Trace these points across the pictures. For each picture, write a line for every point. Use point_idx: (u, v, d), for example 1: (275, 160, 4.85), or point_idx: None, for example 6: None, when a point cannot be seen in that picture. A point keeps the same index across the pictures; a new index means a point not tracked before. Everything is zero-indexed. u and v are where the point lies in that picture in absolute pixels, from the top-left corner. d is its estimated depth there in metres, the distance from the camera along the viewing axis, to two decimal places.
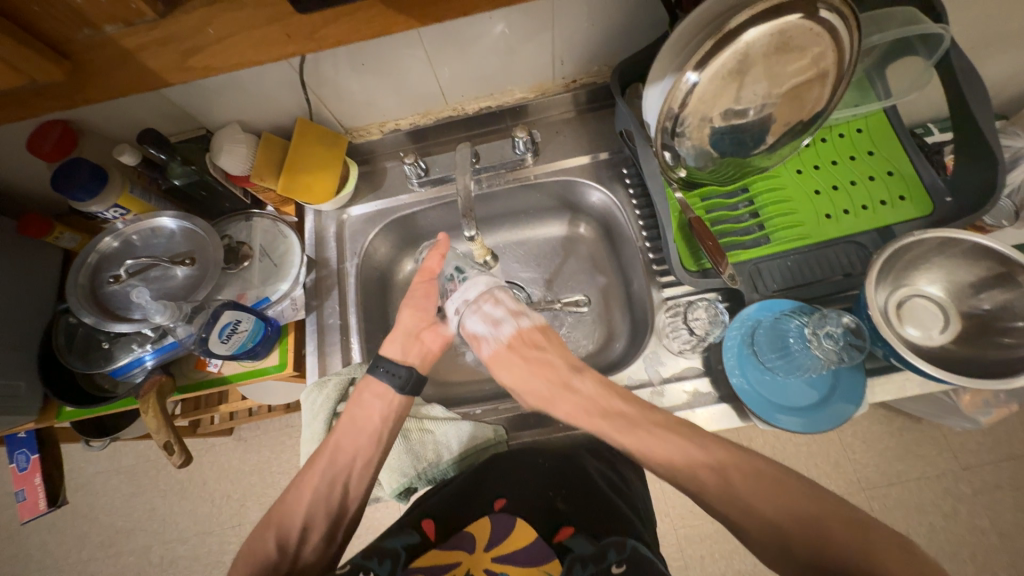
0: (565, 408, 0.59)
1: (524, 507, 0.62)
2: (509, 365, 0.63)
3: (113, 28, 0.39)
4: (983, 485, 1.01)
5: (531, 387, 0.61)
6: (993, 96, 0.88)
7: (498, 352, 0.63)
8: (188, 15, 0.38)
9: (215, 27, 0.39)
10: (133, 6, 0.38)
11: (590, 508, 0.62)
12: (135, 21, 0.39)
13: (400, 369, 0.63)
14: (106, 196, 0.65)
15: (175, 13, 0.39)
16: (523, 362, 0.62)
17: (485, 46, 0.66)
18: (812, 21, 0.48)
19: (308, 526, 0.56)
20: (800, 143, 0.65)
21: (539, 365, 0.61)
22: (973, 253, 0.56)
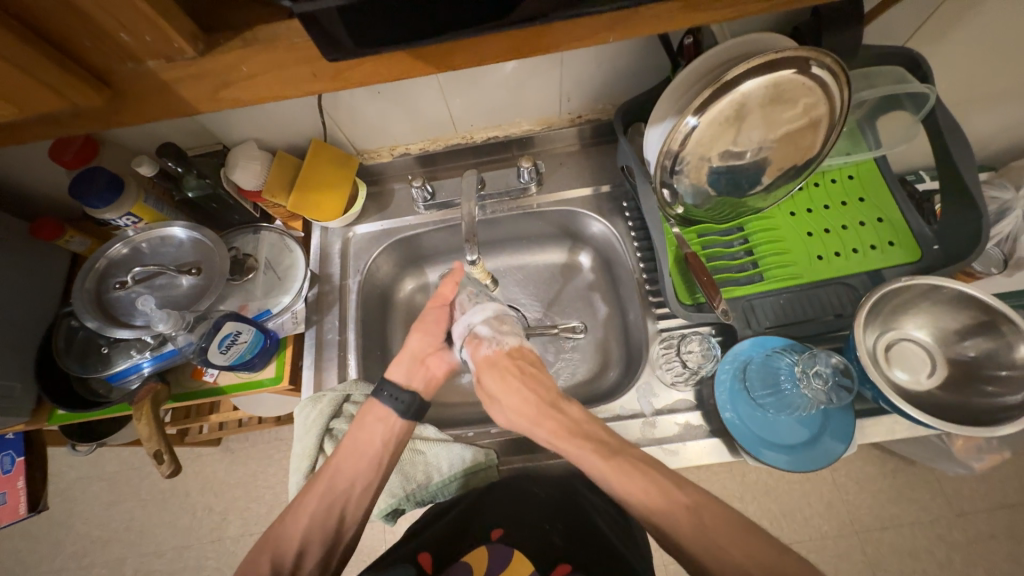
0: (545, 426, 0.59)
1: (522, 540, 0.61)
2: (497, 374, 0.64)
3: (153, 63, 0.35)
4: (978, 533, 0.99)
5: (514, 400, 0.62)
6: (982, 148, 0.91)
7: (495, 359, 0.65)
8: (225, 54, 0.35)
9: (249, 65, 0.36)
10: (175, 44, 0.33)
11: (588, 545, 0.60)
12: (175, 57, 0.34)
13: (403, 394, 0.63)
14: (120, 204, 0.67)
15: (215, 52, 0.35)
16: (512, 377, 0.63)
17: (496, 81, 0.70)
18: (804, 77, 0.51)
19: (304, 552, 0.56)
20: (794, 187, 0.68)
21: (529, 382, 0.63)
22: (958, 301, 0.57)
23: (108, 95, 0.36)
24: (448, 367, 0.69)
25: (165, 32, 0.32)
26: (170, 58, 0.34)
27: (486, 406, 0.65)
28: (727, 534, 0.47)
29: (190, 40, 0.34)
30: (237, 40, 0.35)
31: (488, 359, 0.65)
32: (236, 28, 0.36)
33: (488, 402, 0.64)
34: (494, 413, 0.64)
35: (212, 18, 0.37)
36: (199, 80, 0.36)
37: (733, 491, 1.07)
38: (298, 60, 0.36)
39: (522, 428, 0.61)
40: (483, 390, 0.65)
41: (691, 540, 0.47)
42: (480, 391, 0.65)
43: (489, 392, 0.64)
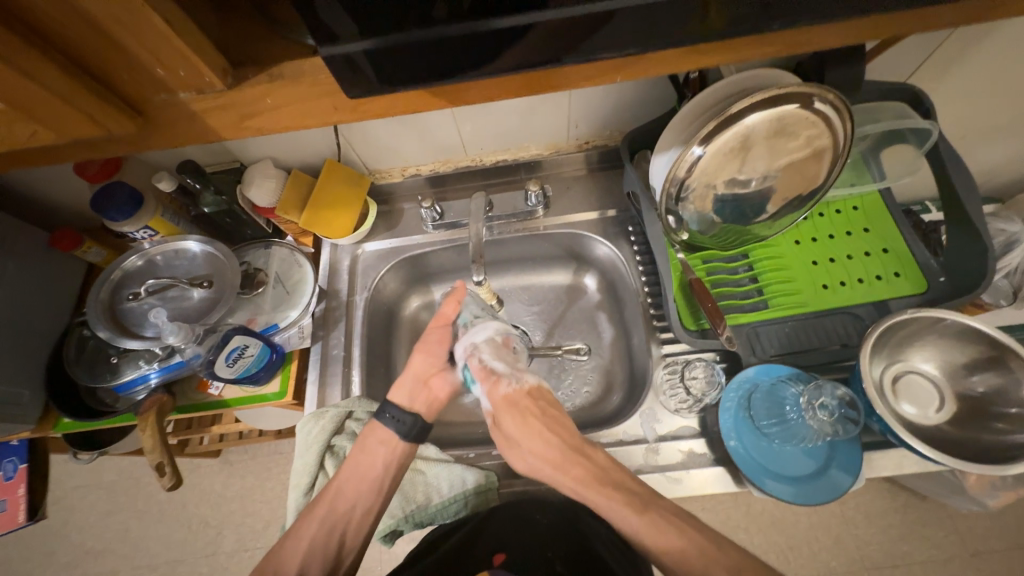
0: (570, 473, 0.58)
1: (524, 565, 0.59)
2: (515, 416, 0.62)
3: (184, 95, 0.37)
4: (993, 573, 0.96)
5: (535, 444, 0.60)
6: (987, 180, 0.92)
7: (510, 399, 0.63)
8: (251, 87, 0.37)
9: (274, 98, 0.38)
10: (207, 78, 0.35)
11: None
12: (207, 90, 0.37)
13: (405, 417, 0.63)
14: (139, 218, 0.69)
15: (242, 86, 0.37)
16: (531, 418, 0.62)
17: (506, 108, 0.72)
18: (807, 111, 0.52)
19: (303, 575, 0.56)
20: (798, 216, 0.68)
21: (550, 424, 0.62)
22: (965, 335, 0.57)
23: (140, 123, 0.38)
24: (450, 389, 0.68)
25: (198, 67, 0.34)
26: (201, 91, 0.37)
27: (504, 452, 0.62)
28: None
29: (219, 74, 0.36)
30: (263, 75, 0.37)
31: (505, 398, 0.63)
32: (263, 63, 0.38)
33: (506, 446, 0.62)
34: (513, 459, 0.62)
35: (240, 53, 0.40)
36: (227, 111, 0.38)
37: (738, 521, 1.05)
38: (320, 94, 0.38)
39: (544, 477, 0.60)
40: (501, 434, 0.63)
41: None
42: (498, 434, 0.63)
43: (506, 435, 0.62)
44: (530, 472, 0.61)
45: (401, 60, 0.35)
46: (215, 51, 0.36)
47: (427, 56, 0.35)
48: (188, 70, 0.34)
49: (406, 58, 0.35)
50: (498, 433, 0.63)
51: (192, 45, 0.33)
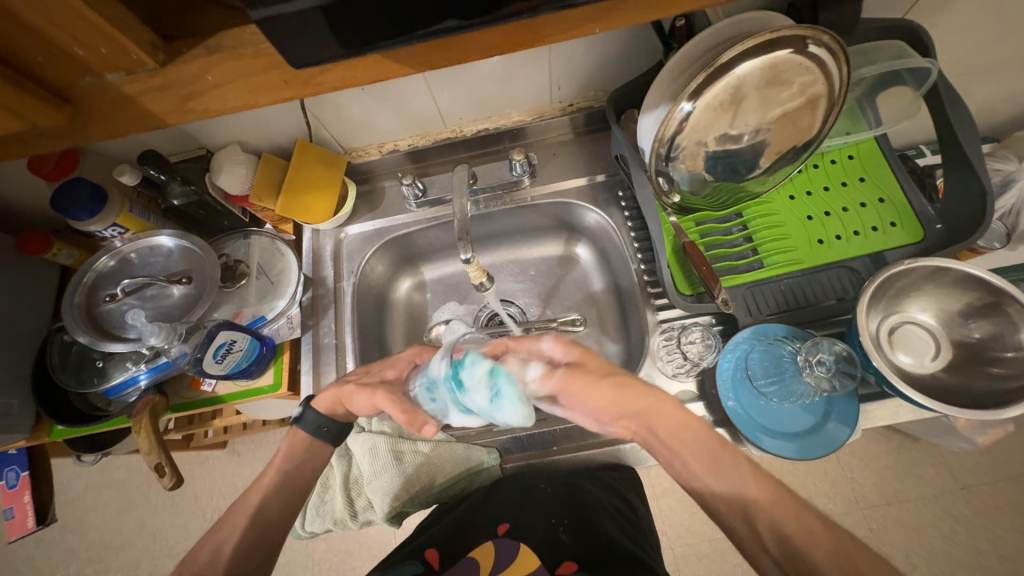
0: (660, 410, 0.55)
1: (527, 533, 0.60)
2: (593, 363, 0.57)
3: (113, 77, 0.35)
4: (981, 505, 1.00)
5: (624, 391, 0.55)
6: (984, 119, 0.89)
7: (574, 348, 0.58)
8: (188, 64, 0.35)
9: (214, 75, 0.36)
10: (135, 56, 0.34)
11: (595, 542, 0.58)
12: (136, 70, 0.35)
13: (331, 426, 0.62)
14: (105, 214, 0.66)
15: (176, 62, 0.35)
16: (607, 368, 0.57)
17: (483, 71, 0.67)
18: (801, 57, 0.49)
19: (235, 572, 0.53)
20: (793, 169, 0.66)
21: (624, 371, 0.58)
22: (962, 283, 0.57)
23: (69, 112, 0.36)
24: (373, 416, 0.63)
25: (124, 46, 0.33)
26: (130, 71, 0.35)
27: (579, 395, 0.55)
28: None
29: (149, 51, 0.34)
30: (199, 48, 0.35)
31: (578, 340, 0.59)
32: (199, 36, 0.36)
33: (586, 384, 0.55)
34: (589, 398, 0.55)
35: (172, 25, 0.37)
36: (165, 94, 0.36)
37: None
38: (266, 66, 0.35)
39: (634, 408, 0.55)
40: (579, 372, 0.55)
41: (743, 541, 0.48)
42: (574, 374, 0.55)
43: (586, 374, 0.55)
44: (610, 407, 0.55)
45: (346, 24, 0.32)
46: (140, 26, 0.34)
47: (378, 15, 0.32)
48: (112, 49, 0.33)
49: (351, 21, 0.32)
50: (578, 375, 0.55)
51: (113, 21, 0.32)
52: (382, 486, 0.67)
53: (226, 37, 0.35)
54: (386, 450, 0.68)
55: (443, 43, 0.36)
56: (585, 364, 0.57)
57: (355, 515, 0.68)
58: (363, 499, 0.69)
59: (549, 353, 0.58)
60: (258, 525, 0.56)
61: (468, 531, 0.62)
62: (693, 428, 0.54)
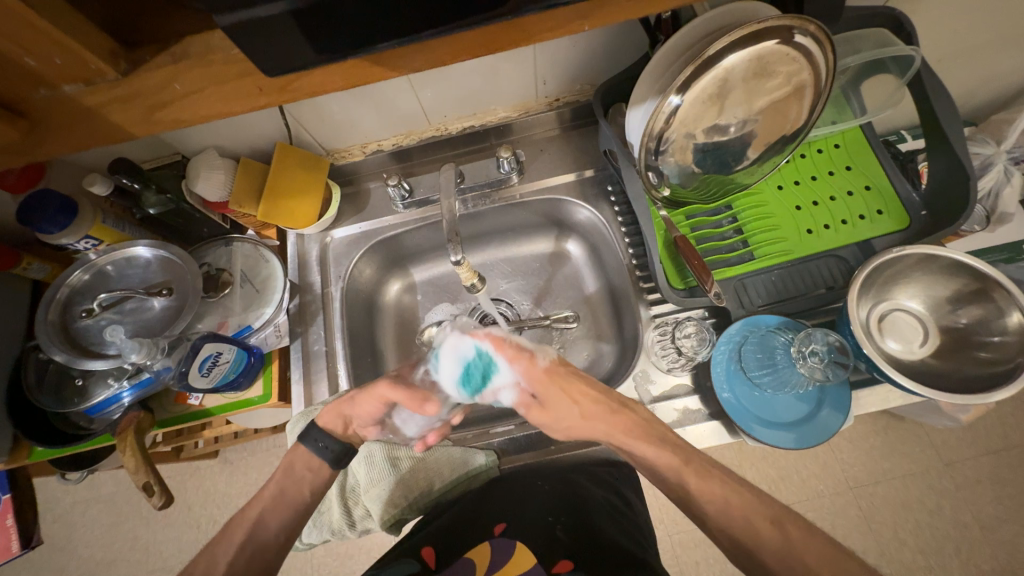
0: (603, 434, 0.57)
1: (524, 532, 0.60)
2: (556, 402, 0.56)
3: (72, 88, 0.34)
4: (965, 480, 1.03)
5: (585, 422, 0.57)
6: (963, 103, 0.90)
7: (547, 384, 0.56)
8: (152, 72, 0.34)
9: (182, 83, 0.34)
10: (92, 65, 0.32)
11: (590, 540, 0.58)
12: (96, 79, 0.34)
13: (331, 443, 0.61)
14: (78, 227, 0.63)
15: (139, 70, 0.34)
16: (570, 406, 0.57)
17: (465, 68, 0.66)
18: (788, 47, 0.48)
19: None
20: (781, 160, 0.66)
21: (591, 406, 0.57)
22: (950, 270, 0.58)
23: (25, 126, 0.35)
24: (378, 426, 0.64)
25: (81, 56, 0.32)
26: (90, 82, 0.34)
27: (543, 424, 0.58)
28: (771, 536, 0.48)
29: (110, 60, 0.33)
30: (165, 56, 0.34)
31: (547, 378, 0.56)
32: (164, 43, 0.35)
33: (544, 421, 0.58)
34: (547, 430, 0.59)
35: (133, 30, 0.36)
36: (130, 105, 0.35)
37: (731, 459, 1.09)
38: (238, 73, 0.34)
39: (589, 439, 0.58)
40: (538, 411, 0.57)
41: (743, 535, 0.49)
42: (533, 411, 0.57)
43: (545, 414, 0.57)
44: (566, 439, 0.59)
45: (321, 29, 0.31)
46: (98, 34, 0.33)
47: (354, 18, 0.30)
48: (68, 58, 0.32)
49: (326, 26, 0.31)
50: (536, 414, 0.58)
51: (69, 30, 0.31)
52: (379, 493, 0.65)
53: (193, 43, 0.34)
54: (382, 457, 0.67)
55: (425, 46, 0.35)
56: (548, 404, 0.57)
57: (353, 525, 0.67)
58: (361, 508, 0.67)
59: (515, 385, 0.56)
60: (253, 541, 0.55)
61: (467, 532, 0.61)
62: (635, 446, 0.55)
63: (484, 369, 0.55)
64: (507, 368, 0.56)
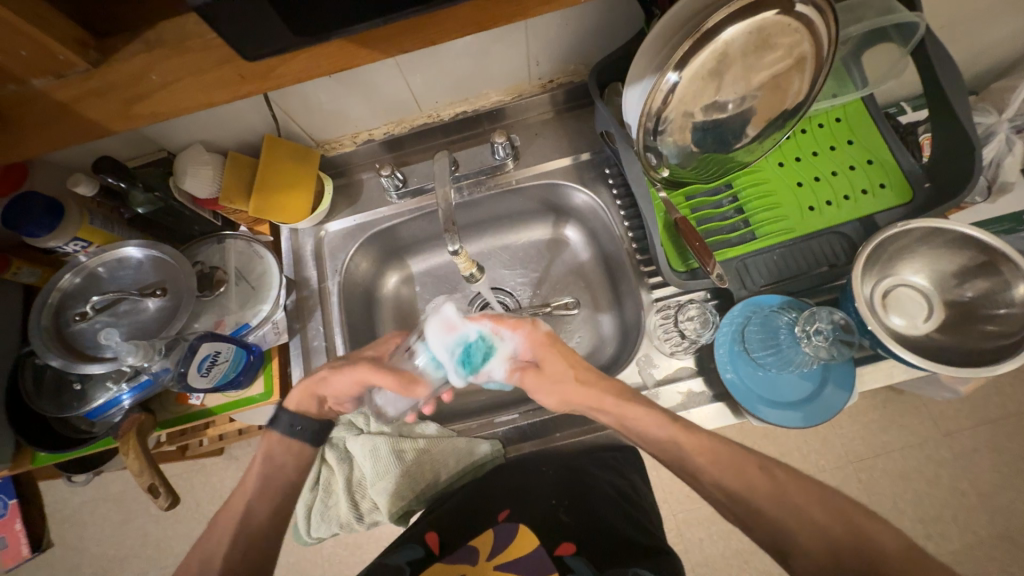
0: (599, 404, 0.58)
1: (527, 515, 0.61)
2: (553, 366, 0.60)
3: (41, 81, 0.33)
4: (962, 449, 1.04)
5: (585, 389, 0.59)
6: (964, 72, 0.88)
7: (545, 347, 0.60)
8: (127, 62, 0.33)
9: (159, 73, 0.34)
10: (61, 55, 0.32)
11: (590, 523, 0.60)
12: (66, 73, 0.34)
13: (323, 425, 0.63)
14: (65, 229, 0.61)
15: (111, 60, 0.34)
16: (565, 371, 0.60)
17: (455, 50, 0.63)
18: (789, 17, 0.46)
19: None
20: (782, 136, 0.64)
21: (585, 369, 0.60)
22: (956, 243, 0.57)
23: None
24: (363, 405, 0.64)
25: (49, 47, 0.31)
26: (60, 75, 0.34)
27: (534, 389, 0.60)
28: None
29: (79, 50, 0.33)
30: (138, 44, 0.34)
31: (545, 340, 0.60)
32: (136, 31, 0.34)
33: (538, 388, 0.60)
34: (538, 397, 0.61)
35: (104, 20, 0.35)
36: (104, 97, 0.35)
37: (734, 438, 1.10)
38: (217, 60, 0.34)
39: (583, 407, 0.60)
40: (534, 375, 0.60)
41: None
42: (530, 376, 0.60)
43: (542, 379, 0.60)
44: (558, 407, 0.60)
45: (298, 8, 0.30)
46: (66, 25, 0.32)
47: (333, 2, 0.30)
48: (35, 49, 0.31)
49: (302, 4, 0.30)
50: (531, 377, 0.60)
51: (32, 18, 0.30)
52: (386, 486, 0.66)
53: (168, 30, 0.34)
54: (387, 450, 0.67)
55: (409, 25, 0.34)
56: (544, 368, 0.60)
57: (361, 518, 0.67)
58: (368, 501, 0.68)
59: (514, 354, 0.59)
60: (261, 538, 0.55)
61: (467, 518, 0.62)
62: (627, 411, 0.57)
63: (486, 352, 0.56)
64: (508, 338, 0.58)
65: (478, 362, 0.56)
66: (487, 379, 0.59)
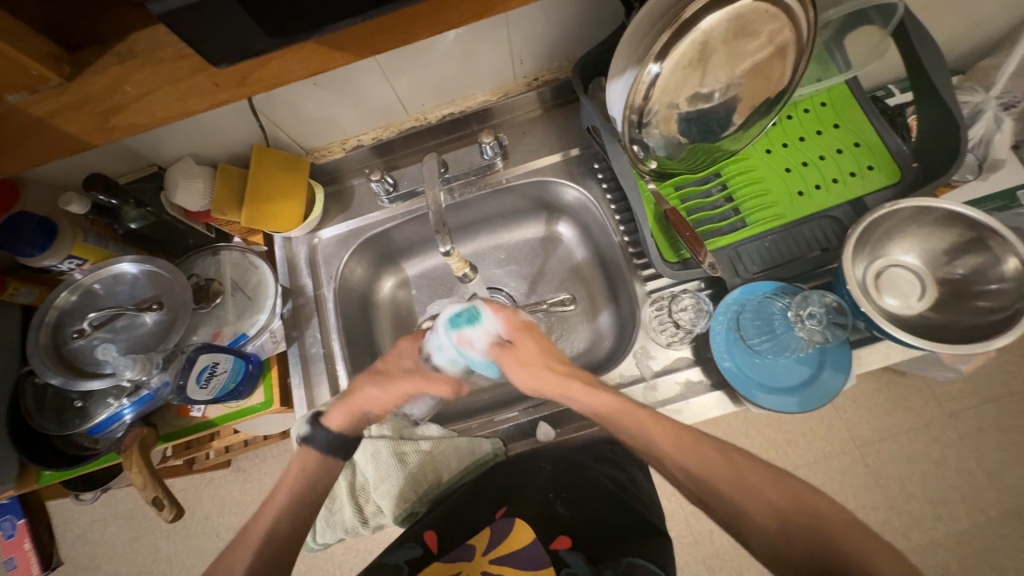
0: (569, 391, 0.59)
1: (524, 510, 0.62)
2: (526, 345, 0.63)
3: (17, 98, 0.34)
4: (969, 429, 1.03)
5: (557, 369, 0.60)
6: (949, 51, 0.88)
7: (524, 330, 0.64)
8: (101, 74, 0.34)
9: (133, 84, 0.35)
10: (35, 71, 0.33)
11: (588, 514, 0.62)
12: (40, 87, 0.34)
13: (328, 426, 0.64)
14: (58, 249, 0.62)
15: (85, 74, 0.35)
16: (537, 351, 0.63)
17: (439, 53, 0.64)
18: (767, 4, 0.46)
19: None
20: (767, 124, 0.64)
21: (557, 356, 0.63)
22: (944, 221, 0.57)
23: None
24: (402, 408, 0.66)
25: (20, 62, 0.32)
26: (34, 90, 0.34)
27: (506, 366, 0.62)
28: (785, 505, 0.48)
29: (53, 65, 0.34)
30: (112, 56, 0.35)
31: (522, 323, 0.64)
32: (107, 43, 0.35)
33: (511, 365, 0.62)
34: (510, 374, 0.62)
35: (75, 32, 0.36)
36: (81, 111, 0.36)
37: (737, 427, 1.09)
38: (191, 69, 0.35)
39: (552, 392, 0.60)
40: (510, 354, 0.62)
41: None
42: (505, 354, 0.62)
43: (516, 356, 0.62)
44: (530, 388, 0.61)
45: (269, 10, 0.31)
46: (38, 39, 0.33)
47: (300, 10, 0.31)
48: (7, 66, 0.32)
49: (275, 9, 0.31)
50: (507, 355, 0.62)
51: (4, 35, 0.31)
52: (389, 489, 0.66)
53: (139, 41, 0.35)
54: (388, 453, 0.66)
55: (378, 23, 0.34)
56: (518, 348, 0.63)
57: (366, 522, 0.68)
58: (373, 504, 0.68)
59: (495, 330, 0.63)
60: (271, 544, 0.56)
61: (470, 517, 0.62)
62: (619, 410, 0.56)
63: (470, 317, 0.62)
64: (491, 317, 0.64)
65: (462, 324, 0.62)
66: (470, 348, 0.63)
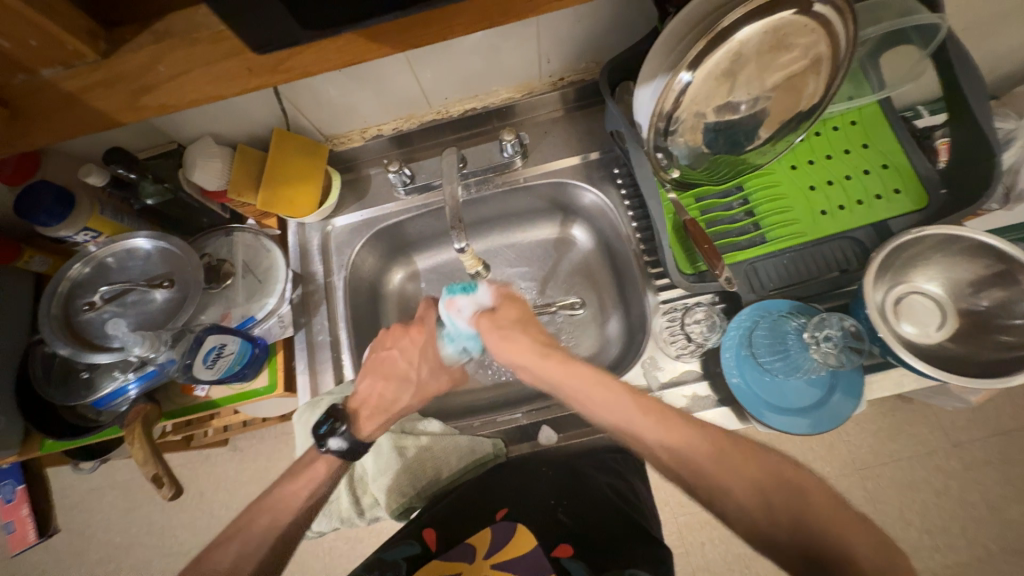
0: (542, 357, 0.64)
1: (525, 515, 0.60)
2: (505, 312, 0.69)
3: (52, 72, 0.35)
4: (973, 460, 1.02)
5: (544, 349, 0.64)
6: (985, 75, 0.86)
7: (506, 299, 0.71)
8: (137, 52, 0.35)
9: (166, 65, 0.35)
10: (70, 46, 0.33)
11: (592, 520, 0.59)
12: (76, 63, 0.35)
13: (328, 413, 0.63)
14: (75, 218, 0.62)
15: (121, 51, 0.35)
16: (515, 319, 0.69)
17: (466, 47, 0.63)
18: (806, 17, 0.45)
19: None
20: (794, 139, 0.63)
21: (533, 325, 0.68)
22: (972, 252, 0.56)
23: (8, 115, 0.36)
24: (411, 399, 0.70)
25: (59, 37, 0.33)
26: (69, 66, 0.35)
27: (484, 332, 0.68)
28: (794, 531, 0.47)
29: (89, 41, 0.34)
30: (148, 35, 0.35)
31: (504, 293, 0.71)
32: (143, 20, 0.35)
33: (487, 329, 0.68)
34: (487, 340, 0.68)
35: (113, 9, 0.37)
36: (112, 87, 0.35)
37: None
38: (227, 53, 0.34)
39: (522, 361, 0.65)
40: (488, 319, 0.69)
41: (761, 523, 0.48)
42: (483, 319, 0.69)
43: (492, 319, 0.69)
44: (499, 353, 0.67)
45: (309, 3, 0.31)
46: (76, 14, 0.34)
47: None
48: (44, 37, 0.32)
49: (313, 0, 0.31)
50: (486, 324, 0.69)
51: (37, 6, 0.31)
52: (387, 483, 0.66)
53: (174, 22, 0.35)
54: (388, 446, 0.67)
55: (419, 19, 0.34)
56: (497, 314, 0.69)
57: (362, 513, 0.67)
58: (369, 497, 0.67)
59: (482, 302, 0.71)
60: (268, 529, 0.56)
61: (467, 517, 0.61)
62: (646, 418, 0.55)
63: (465, 288, 0.70)
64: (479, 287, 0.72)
65: (457, 291, 0.71)
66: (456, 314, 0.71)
